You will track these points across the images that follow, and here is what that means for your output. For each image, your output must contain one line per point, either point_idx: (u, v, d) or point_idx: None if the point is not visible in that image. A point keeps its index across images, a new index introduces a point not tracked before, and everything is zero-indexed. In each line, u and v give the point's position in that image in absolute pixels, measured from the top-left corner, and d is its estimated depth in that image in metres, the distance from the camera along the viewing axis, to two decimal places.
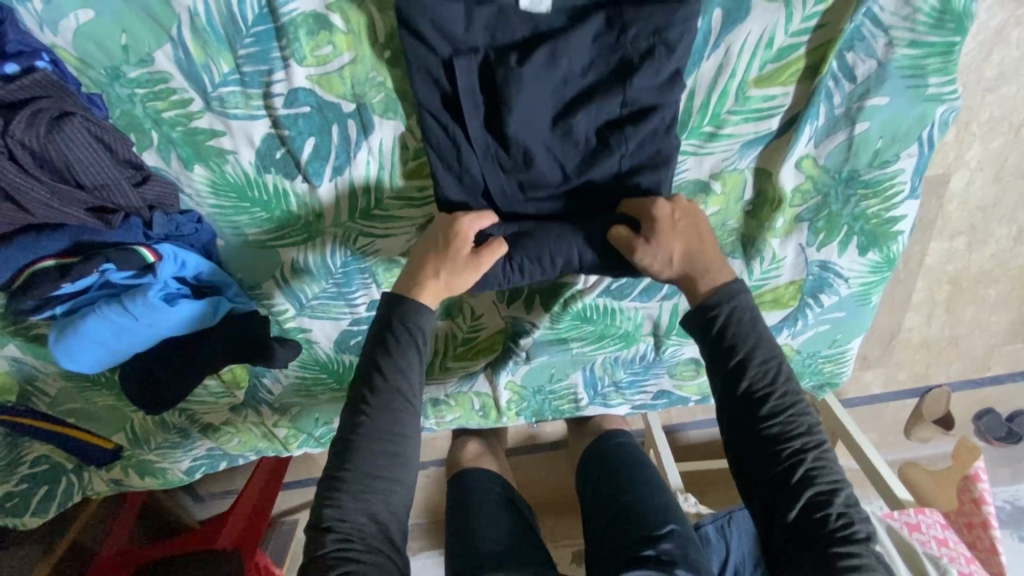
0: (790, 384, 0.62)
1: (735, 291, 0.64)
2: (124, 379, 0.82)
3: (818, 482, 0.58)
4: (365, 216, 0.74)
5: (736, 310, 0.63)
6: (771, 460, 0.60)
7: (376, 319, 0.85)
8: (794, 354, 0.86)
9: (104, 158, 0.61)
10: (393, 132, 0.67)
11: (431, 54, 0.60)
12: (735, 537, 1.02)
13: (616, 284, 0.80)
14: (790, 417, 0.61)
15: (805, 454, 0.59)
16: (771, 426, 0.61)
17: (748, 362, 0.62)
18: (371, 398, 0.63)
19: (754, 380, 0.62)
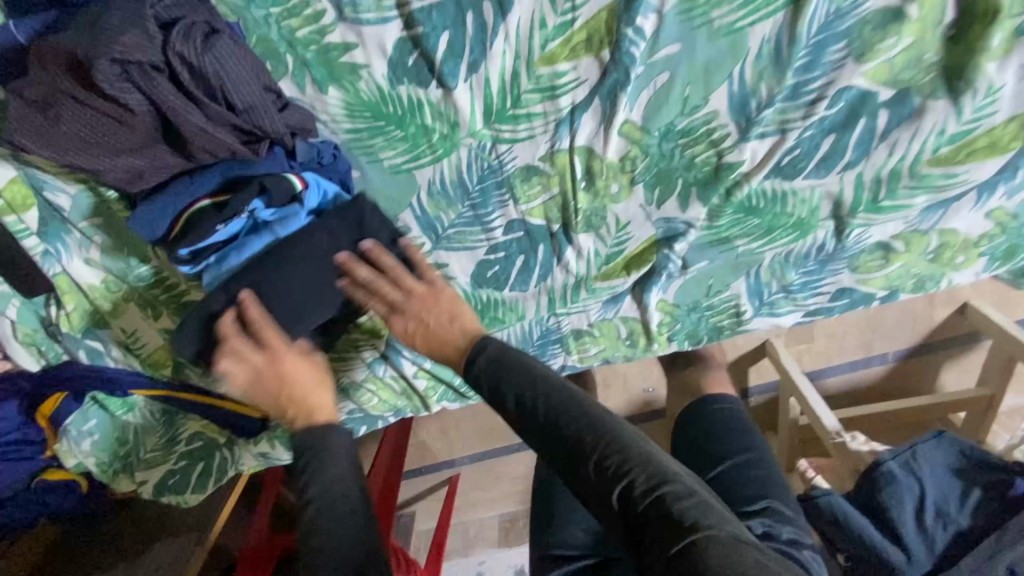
0: (546, 391, 0.62)
1: (475, 353, 0.67)
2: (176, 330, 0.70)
3: (620, 472, 0.55)
4: (501, 118, 0.69)
5: (481, 362, 0.66)
6: (569, 468, 0.59)
7: (513, 244, 0.79)
8: (1009, 221, 0.73)
9: (251, 72, 0.59)
10: (531, 7, 0.62)
11: None
12: (926, 468, 0.83)
13: (787, 158, 0.69)
14: (568, 414, 0.60)
15: (592, 447, 0.57)
16: (558, 443, 0.60)
17: (507, 405, 0.63)
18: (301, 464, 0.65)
19: (520, 417, 0.62)
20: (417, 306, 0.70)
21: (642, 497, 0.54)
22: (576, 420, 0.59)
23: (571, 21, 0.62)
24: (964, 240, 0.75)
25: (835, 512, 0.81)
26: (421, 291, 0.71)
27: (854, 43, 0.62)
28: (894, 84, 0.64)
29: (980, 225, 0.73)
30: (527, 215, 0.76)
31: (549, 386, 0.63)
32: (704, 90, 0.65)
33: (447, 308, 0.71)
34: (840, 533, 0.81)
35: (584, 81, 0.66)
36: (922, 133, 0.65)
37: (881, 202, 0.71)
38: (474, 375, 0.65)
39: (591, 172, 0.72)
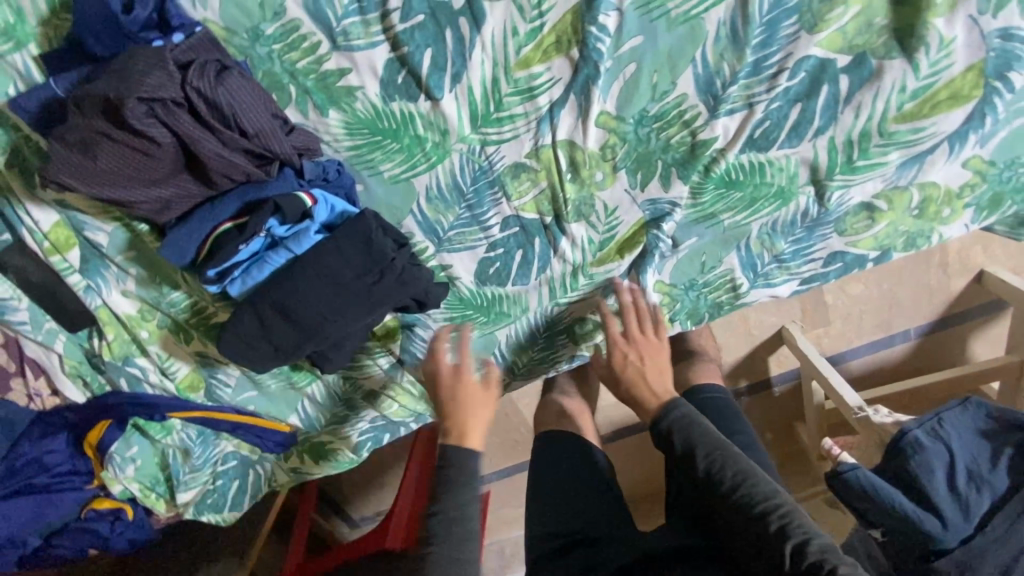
0: (730, 455, 0.75)
1: (673, 401, 0.81)
2: (227, 332, 0.80)
3: (794, 528, 0.67)
4: (486, 121, 0.74)
5: (674, 415, 0.80)
6: (747, 523, 0.70)
7: (511, 239, 0.84)
8: (987, 169, 0.75)
9: (260, 101, 0.67)
10: (503, 18, 0.68)
11: None
12: (955, 437, 0.90)
13: (758, 131, 0.73)
14: (757, 483, 0.72)
15: (777, 506, 0.69)
16: (735, 500, 0.71)
17: (695, 454, 0.76)
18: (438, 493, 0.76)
19: (705, 468, 0.75)
20: (641, 342, 0.86)
21: (808, 556, 0.64)
22: (762, 488, 0.71)
23: (540, 26, 0.68)
24: (945, 193, 0.77)
25: (866, 487, 0.86)
26: (652, 341, 0.86)
27: (806, 16, 0.66)
28: (851, 49, 0.68)
29: (958, 176, 0.76)
30: (520, 210, 0.81)
31: (736, 451, 0.76)
32: (670, 75, 0.70)
33: (664, 367, 0.85)
34: (870, 506, 0.88)
35: (559, 80, 0.72)
36: (883, 92, 0.69)
37: (855, 163, 0.74)
38: (670, 420, 0.79)
39: (575, 163, 0.77)
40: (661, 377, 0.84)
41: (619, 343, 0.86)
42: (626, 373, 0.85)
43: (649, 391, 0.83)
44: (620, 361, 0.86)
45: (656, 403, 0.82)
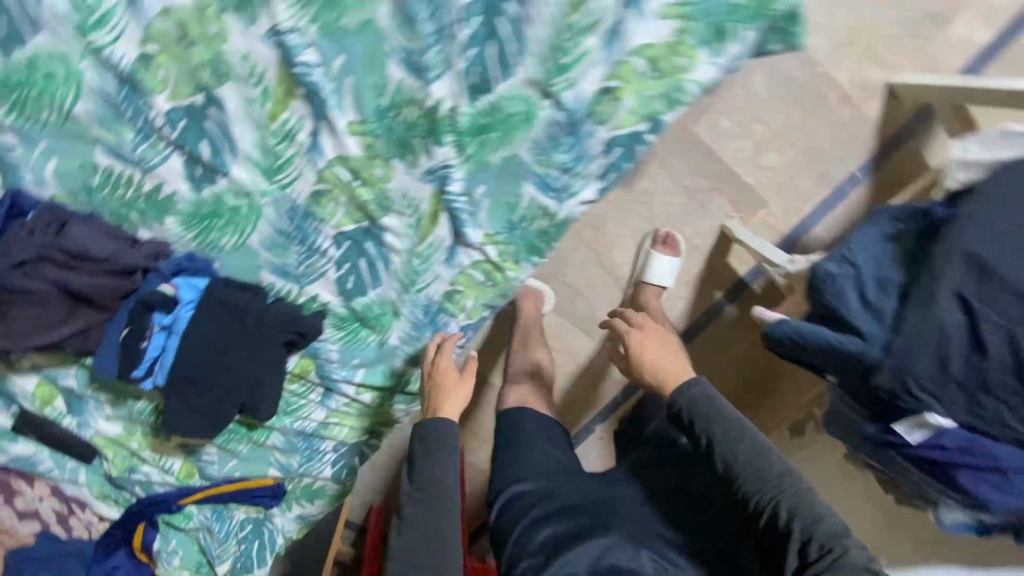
0: (738, 432, 0.89)
1: (694, 383, 0.96)
2: (173, 412, 1.00)
3: (803, 533, 0.80)
4: (273, 172, 0.90)
5: (694, 391, 0.95)
6: (754, 515, 0.86)
7: (349, 253, 0.97)
8: (685, 11, 0.80)
9: (101, 234, 0.89)
10: (236, 93, 0.84)
11: None
12: (861, 255, 0.97)
13: (473, 76, 0.83)
14: (754, 475, 0.86)
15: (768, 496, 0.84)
16: (737, 483, 0.87)
17: (702, 429, 0.91)
18: (418, 484, 0.93)
19: (710, 442, 0.90)
20: (647, 339, 1.07)
21: (809, 548, 0.79)
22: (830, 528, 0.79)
23: (265, 86, 0.84)
24: (665, 47, 0.82)
25: (794, 334, 1.01)
26: (654, 335, 1.09)
27: None
28: None
29: (662, 28, 0.81)
30: (340, 226, 0.95)
31: (754, 434, 0.89)
32: (378, 72, 0.83)
33: (671, 352, 1.05)
34: (807, 350, 0.99)
35: (305, 115, 0.87)
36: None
37: (562, 62, 0.81)
38: (682, 404, 0.95)
39: (355, 172, 0.90)
40: (674, 358, 1.03)
41: (631, 332, 1.09)
42: (635, 352, 1.06)
43: (672, 373, 1.01)
44: (636, 345, 1.07)
45: (679, 379, 0.99)
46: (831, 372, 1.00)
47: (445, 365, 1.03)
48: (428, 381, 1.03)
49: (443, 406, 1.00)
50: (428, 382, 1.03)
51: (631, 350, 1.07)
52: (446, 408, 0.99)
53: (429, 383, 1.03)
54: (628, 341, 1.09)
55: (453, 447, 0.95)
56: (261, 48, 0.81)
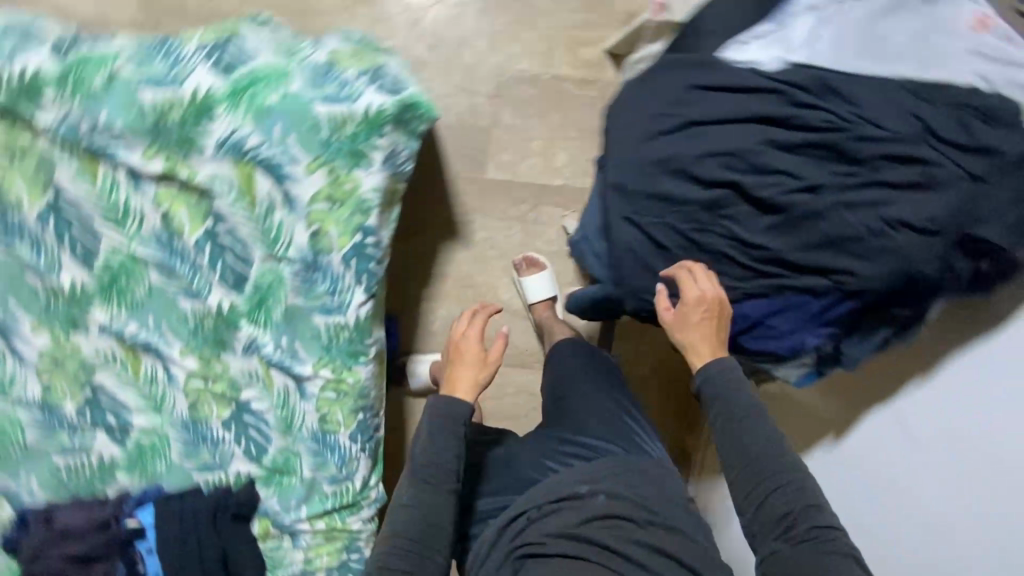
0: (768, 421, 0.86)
1: (726, 360, 0.90)
2: None
3: (804, 522, 0.79)
4: (157, 407, 1.23)
5: (718, 363, 0.89)
6: (748, 489, 0.83)
7: (237, 428, 1.26)
8: (321, 160, 1.08)
9: (75, 507, 1.20)
10: (107, 376, 1.20)
11: None
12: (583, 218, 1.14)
13: (230, 277, 1.15)
14: (793, 489, 0.81)
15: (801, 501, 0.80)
16: (745, 468, 0.84)
17: (717, 398, 0.88)
18: (432, 478, 0.98)
19: (725, 423, 0.86)
20: (692, 307, 0.90)
21: (809, 531, 0.78)
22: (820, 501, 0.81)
23: (119, 361, 1.19)
24: (329, 187, 1.10)
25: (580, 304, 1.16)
26: (705, 328, 0.90)
27: (171, 235, 1.11)
28: (204, 216, 1.10)
29: (316, 180, 1.09)
30: (221, 415, 1.25)
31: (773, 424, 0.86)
32: (175, 313, 1.16)
33: (714, 333, 0.91)
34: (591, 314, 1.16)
35: (154, 363, 1.20)
36: (231, 215, 1.10)
37: (271, 237, 1.12)
38: (708, 374, 0.89)
39: (205, 376, 1.21)
40: (709, 336, 0.90)
41: (687, 309, 0.90)
42: (686, 319, 0.91)
43: (701, 350, 0.91)
44: (689, 306, 0.90)
45: (709, 358, 0.90)
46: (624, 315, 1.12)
47: (476, 327, 1.07)
48: (453, 347, 1.08)
49: (459, 381, 1.05)
50: (452, 349, 1.08)
51: (666, 318, 0.93)
52: (460, 387, 1.04)
53: (456, 343, 1.07)
54: (673, 321, 0.92)
55: (464, 428, 1.02)
56: (104, 341, 1.17)
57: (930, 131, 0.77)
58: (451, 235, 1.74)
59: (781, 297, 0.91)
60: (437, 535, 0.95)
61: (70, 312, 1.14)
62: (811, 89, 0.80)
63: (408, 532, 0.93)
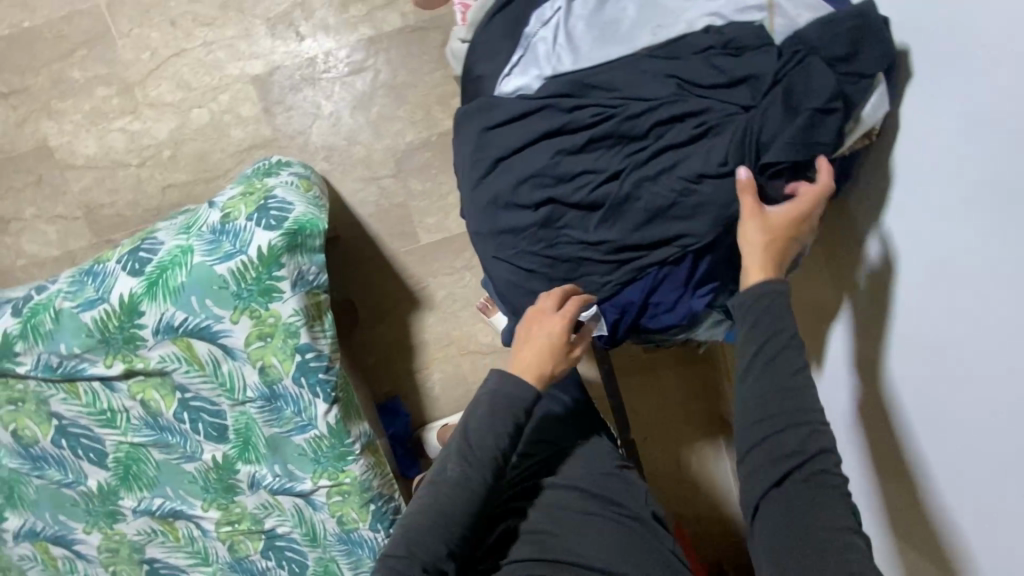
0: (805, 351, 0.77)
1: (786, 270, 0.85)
2: None
3: (818, 461, 0.73)
4: (204, 560, 1.38)
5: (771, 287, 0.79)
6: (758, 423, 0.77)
7: (275, 555, 1.38)
8: (239, 309, 1.23)
9: None
10: (156, 549, 1.37)
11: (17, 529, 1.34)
12: None
13: (212, 431, 1.29)
14: (793, 408, 0.75)
15: (806, 425, 0.74)
16: (768, 399, 0.77)
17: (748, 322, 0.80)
18: (472, 467, 0.88)
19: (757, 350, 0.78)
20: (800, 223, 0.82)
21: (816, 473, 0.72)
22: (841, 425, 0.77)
23: (160, 533, 1.36)
24: (256, 327, 1.24)
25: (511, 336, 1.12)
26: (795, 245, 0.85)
27: (154, 416, 1.29)
28: (171, 391, 1.27)
29: (242, 326, 1.24)
30: (257, 548, 1.37)
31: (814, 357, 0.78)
32: (184, 476, 1.33)
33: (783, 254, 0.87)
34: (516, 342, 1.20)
35: (187, 524, 1.36)
36: (190, 382, 1.26)
37: (229, 387, 1.27)
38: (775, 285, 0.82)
39: (231, 519, 1.36)
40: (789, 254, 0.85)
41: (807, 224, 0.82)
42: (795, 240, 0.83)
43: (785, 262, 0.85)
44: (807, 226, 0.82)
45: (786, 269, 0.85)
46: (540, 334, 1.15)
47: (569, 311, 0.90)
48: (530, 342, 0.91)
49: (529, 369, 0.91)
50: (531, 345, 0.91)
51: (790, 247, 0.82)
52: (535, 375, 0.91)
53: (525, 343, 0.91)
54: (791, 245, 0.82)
55: (512, 417, 0.89)
56: (142, 521, 1.35)
57: (685, 82, 0.85)
58: (417, 305, 1.84)
59: (648, 273, 0.91)
60: (456, 529, 0.86)
61: (107, 507, 1.33)
62: (572, 93, 0.88)
63: (433, 533, 0.85)
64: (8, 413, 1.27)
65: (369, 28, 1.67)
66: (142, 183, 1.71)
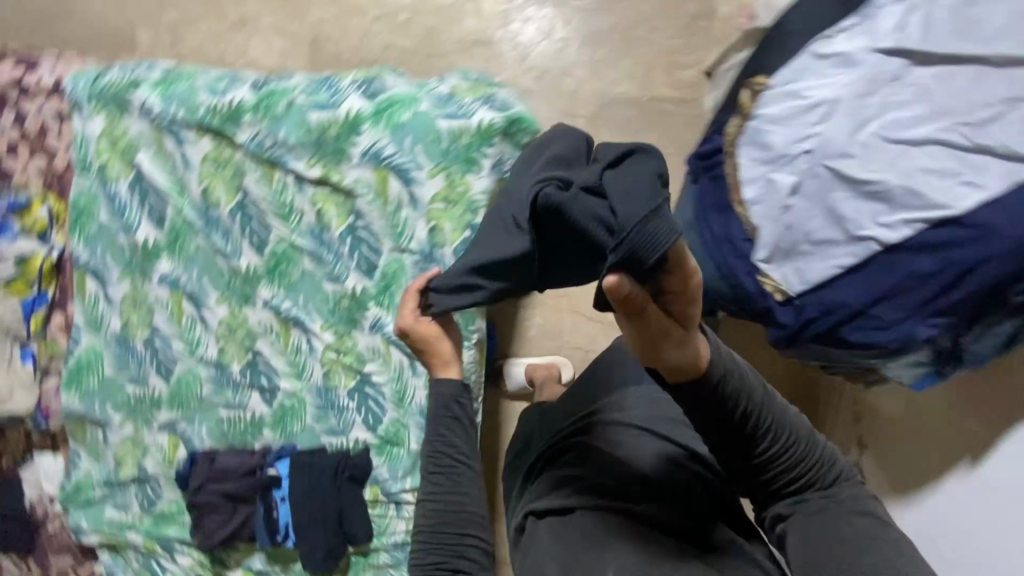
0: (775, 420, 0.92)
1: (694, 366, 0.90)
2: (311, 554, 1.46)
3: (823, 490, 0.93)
4: (300, 372, 1.47)
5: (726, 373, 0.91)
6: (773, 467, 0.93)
7: (358, 399, 1.45)
8: (442, 166, 1.28)
9: (238, 451, 1.50)
10: (267, 344, 1.47)
11: (169, 274, 1.47)
12: None
13: (364, 265, 1.37)
14: (783, 462, 0.92)
15: (804, 467, 0.93)
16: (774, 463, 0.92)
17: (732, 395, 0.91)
18: (444, 466, 1.02)
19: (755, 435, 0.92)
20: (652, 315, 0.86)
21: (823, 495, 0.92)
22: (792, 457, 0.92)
23: (276, 331, 1.46)
24: (445, 189, 1.29)
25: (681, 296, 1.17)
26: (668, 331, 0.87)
27: (323, 229, 1.37)
28: (349, 214, 1.35)
29: (437, 182, 1.29)
30: (348, 386, 1.45)
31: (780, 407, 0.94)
32: (322, 292, 1.41)
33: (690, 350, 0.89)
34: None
35: (302, 335, 1.45)
36: (369, 210, 1.33)
37: (401, 232, 1.33)
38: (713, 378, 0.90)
39: (339, 350, 1.43)
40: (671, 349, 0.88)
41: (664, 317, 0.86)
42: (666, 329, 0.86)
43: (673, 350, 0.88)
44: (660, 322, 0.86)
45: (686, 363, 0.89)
46: (719, 303, 1.16)
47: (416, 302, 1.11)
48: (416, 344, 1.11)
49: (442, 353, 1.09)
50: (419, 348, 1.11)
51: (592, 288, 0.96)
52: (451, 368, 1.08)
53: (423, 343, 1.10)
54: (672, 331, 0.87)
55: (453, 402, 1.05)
56: (269, 314, 1.45)
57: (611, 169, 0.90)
58: None
59: (899, 257, 0.96)
60: (454, 526, 0.99)
61: (245, 287, 1.44)
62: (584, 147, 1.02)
63: (433, 544, 0.98)
64: (208, 170, 1.39)
65: None
66: (370, 33, 1.81)
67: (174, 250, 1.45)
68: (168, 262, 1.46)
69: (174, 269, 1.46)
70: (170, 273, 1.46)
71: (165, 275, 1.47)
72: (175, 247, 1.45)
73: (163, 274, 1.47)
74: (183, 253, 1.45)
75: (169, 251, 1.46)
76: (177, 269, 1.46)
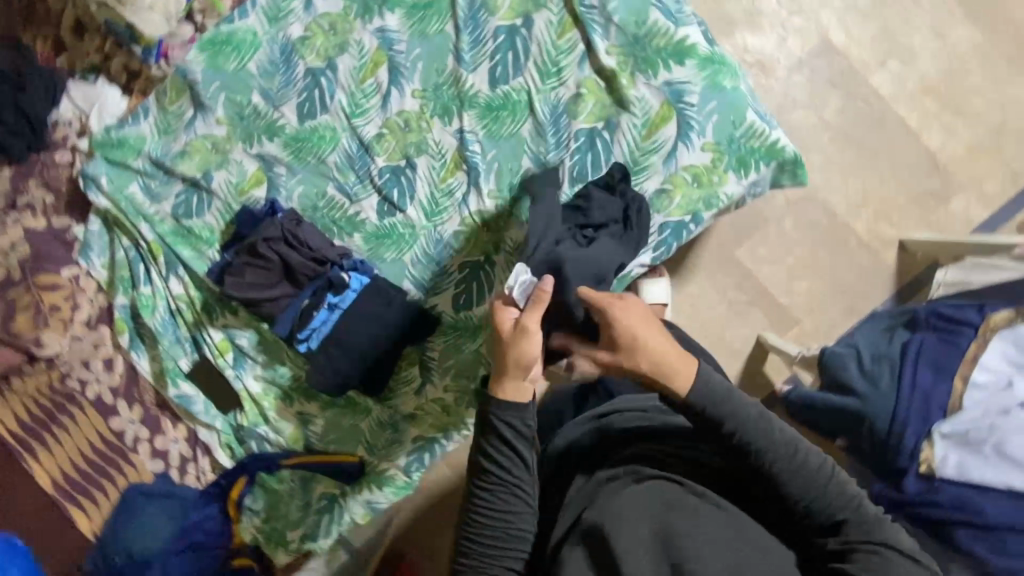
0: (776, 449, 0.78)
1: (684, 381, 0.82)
2: (317, 371, 1.34)
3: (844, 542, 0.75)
4: (433, 211, 1.35)
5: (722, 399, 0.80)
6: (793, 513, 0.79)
7: (467, 275, 1.34)
8: (719, 147, 1.23)
9: (320, 233, 1.35)
10: (427, 163, 1.34)
11: (390, 35, 1.34)
12: (859, 339, 1.19)
13: (576, 169, 1.28)
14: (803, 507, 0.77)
15: (825, 512, 0.76)
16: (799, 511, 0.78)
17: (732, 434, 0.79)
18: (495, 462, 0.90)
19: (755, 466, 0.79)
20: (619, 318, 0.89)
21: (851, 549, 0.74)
22: (800, 488, 0.77)
23: (445, 160, 1.34)
24: (705, 168, 1.24)
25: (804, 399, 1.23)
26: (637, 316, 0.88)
27: (567, 111, 1.29)
28: (603, 117, 1.27)
29: (704, 156, 1.24)
30: (466, 257, 1.33)
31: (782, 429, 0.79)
32: (517, 160, 1.31)
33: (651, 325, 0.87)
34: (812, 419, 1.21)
35: (464, 181, 1.33)
36: (627, 130, 1.26)
37: (636, 170, 1.26)
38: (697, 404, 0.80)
39: (487, 221, 1.32)
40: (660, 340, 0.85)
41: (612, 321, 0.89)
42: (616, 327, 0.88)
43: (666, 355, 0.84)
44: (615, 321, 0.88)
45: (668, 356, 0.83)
46: (844, 434, 1.16)
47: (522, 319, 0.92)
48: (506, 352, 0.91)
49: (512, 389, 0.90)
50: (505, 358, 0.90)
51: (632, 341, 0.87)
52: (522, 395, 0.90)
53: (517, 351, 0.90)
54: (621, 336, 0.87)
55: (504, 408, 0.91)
56: (450, 140, 1.33)
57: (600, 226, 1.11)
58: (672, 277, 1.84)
59: None
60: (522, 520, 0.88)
61: (450, 100, 1.33)
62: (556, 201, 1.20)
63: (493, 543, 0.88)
64: None
65: (912, 121, 1.73)
66: None
67: (414, 19, 1.34)
68: (398, 24, 1.34)
69: (397, 34, 1.34)
70: (390, 34, 1.34)
71: (383, 30, 1.34)
72: (415, 18, 1.34)
73: (381, 28, 1.34)
74: (417, 29, 1.34)
75: (407, 17, 1.34)
76: (401, 37, 1.34)
